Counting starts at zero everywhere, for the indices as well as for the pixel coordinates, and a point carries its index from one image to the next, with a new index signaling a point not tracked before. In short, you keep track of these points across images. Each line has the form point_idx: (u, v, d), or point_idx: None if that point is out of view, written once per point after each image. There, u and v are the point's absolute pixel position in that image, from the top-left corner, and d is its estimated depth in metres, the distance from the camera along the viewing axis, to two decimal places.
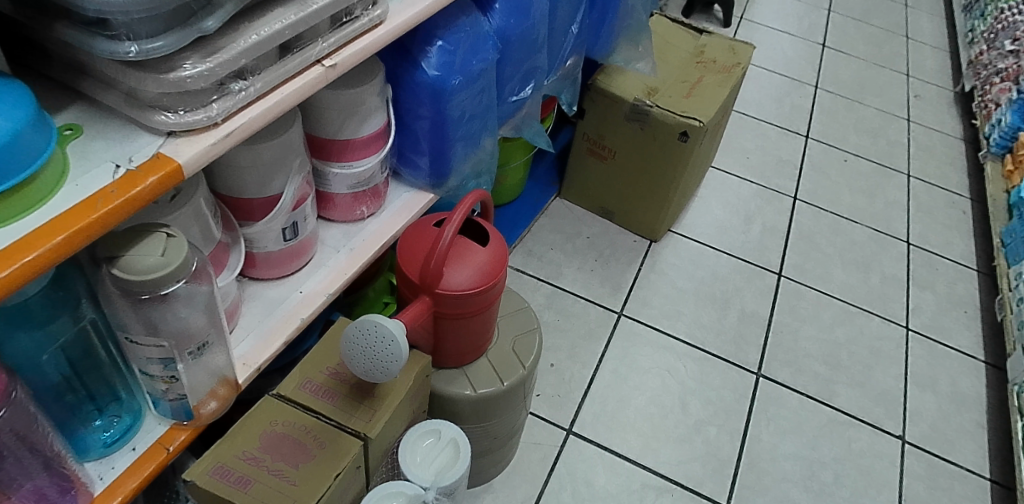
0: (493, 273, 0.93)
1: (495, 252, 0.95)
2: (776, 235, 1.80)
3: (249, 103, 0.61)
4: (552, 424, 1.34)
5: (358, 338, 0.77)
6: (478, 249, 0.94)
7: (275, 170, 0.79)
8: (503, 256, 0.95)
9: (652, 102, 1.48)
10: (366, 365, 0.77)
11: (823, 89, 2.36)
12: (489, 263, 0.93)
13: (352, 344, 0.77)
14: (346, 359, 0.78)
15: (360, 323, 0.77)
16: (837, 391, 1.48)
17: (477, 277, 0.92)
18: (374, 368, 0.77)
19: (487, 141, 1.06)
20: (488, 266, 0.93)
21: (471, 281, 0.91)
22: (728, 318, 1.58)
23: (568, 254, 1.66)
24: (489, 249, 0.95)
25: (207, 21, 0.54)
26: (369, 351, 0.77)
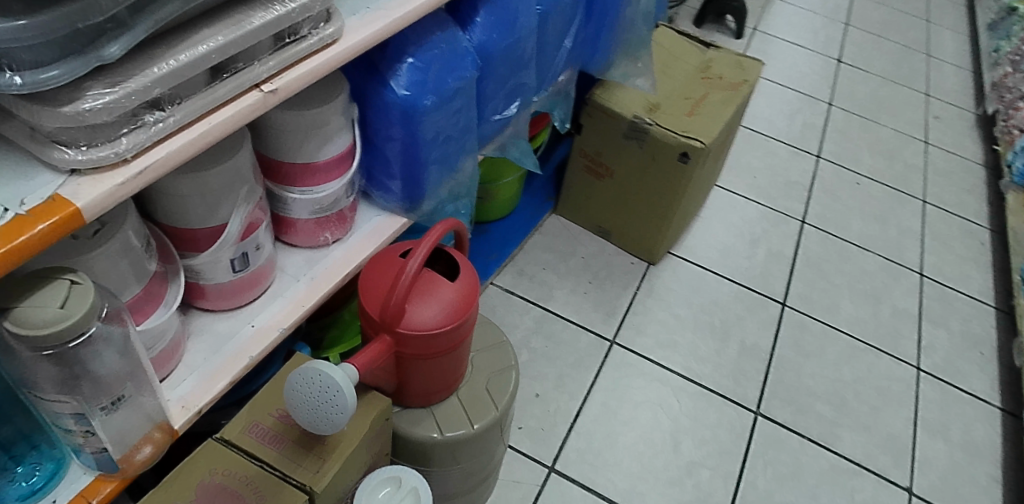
0: (463, 311, 0.85)
1: (467, 287, 0.87)
2: (782, 261, 1.72)
3: (169, 135, 0.53)
4: (533, 460, 1.27)
5: (302, 388, 0.71)
6: (447, 283, 0.86)
7: (221, 198, 0.71)
8: (475, 291, 0.88)
9: (652, 120, 1.40)
10: (312, 414, 0.71)
11: (837, 106, 2.27)
12: (458, 298, 0.86)
13: (295, 393, 0.71)
14: (290, 409, 0.72)
15: (305, 371, 0.71)
16: (840, 434, 1.40)
17: (444, 315, 0.84)
18: (318, 419, 0.71)
19: (466, 163, 0.98)
20: (457, 301, 0.85)
21: (436, 318, 0.84)
22: (728, 351, 1.50)
23: (561, 275, 1.58)
24: (459, 282, 0.87)
25: (110, 48, 0.47)
26: (313, 399, 0.71)
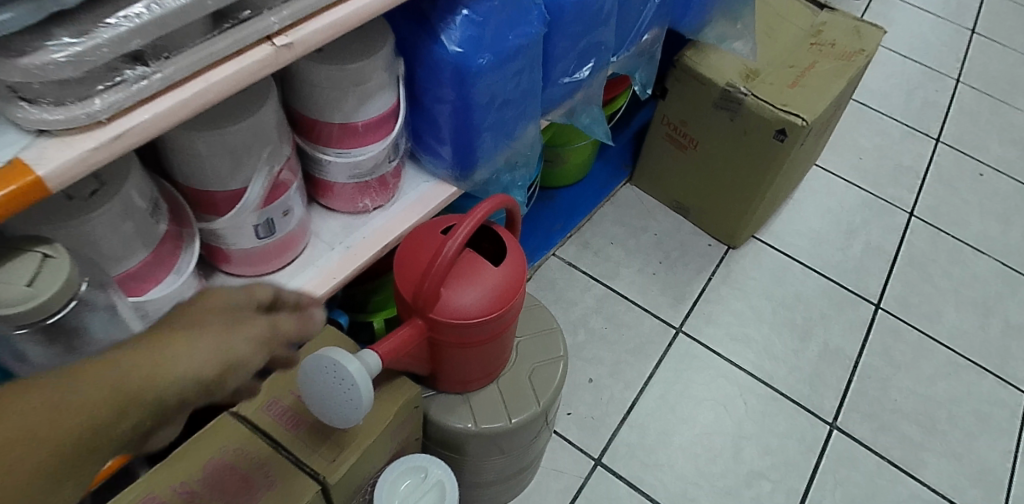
0: (506, 299, 0.76)
1: (514, 273, 0.78)
2: (881, 256, 1.57)
3: (156, 92, 0.46)
4: (579, 450, 1.20)
5: (317, 375, 0.64)
6: (491, 267, 0.77)
7: (244, 160, 0.63)
8: (522, 278, 0.79)
9: (748, 89, 1.25)
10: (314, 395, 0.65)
11: (963, 84, 2.04)
12: (502, 285, 0.76)
13: (310, 381, 0.65)
14: (305, 396, 0.66)
15: (319, 358, 0.64)
16: (925, 460, 1.29)
17: (484, 303, 0.75)
18: (331, 411, 0.65)
19: (526, 129, 0.88)
20: (502, 288, 0.76)
21: (476, 304, 0.75)
22: (807, 353, 1.38)
23: (629, 251, 1.47)
24: (505, 267, 0.78)
25: None
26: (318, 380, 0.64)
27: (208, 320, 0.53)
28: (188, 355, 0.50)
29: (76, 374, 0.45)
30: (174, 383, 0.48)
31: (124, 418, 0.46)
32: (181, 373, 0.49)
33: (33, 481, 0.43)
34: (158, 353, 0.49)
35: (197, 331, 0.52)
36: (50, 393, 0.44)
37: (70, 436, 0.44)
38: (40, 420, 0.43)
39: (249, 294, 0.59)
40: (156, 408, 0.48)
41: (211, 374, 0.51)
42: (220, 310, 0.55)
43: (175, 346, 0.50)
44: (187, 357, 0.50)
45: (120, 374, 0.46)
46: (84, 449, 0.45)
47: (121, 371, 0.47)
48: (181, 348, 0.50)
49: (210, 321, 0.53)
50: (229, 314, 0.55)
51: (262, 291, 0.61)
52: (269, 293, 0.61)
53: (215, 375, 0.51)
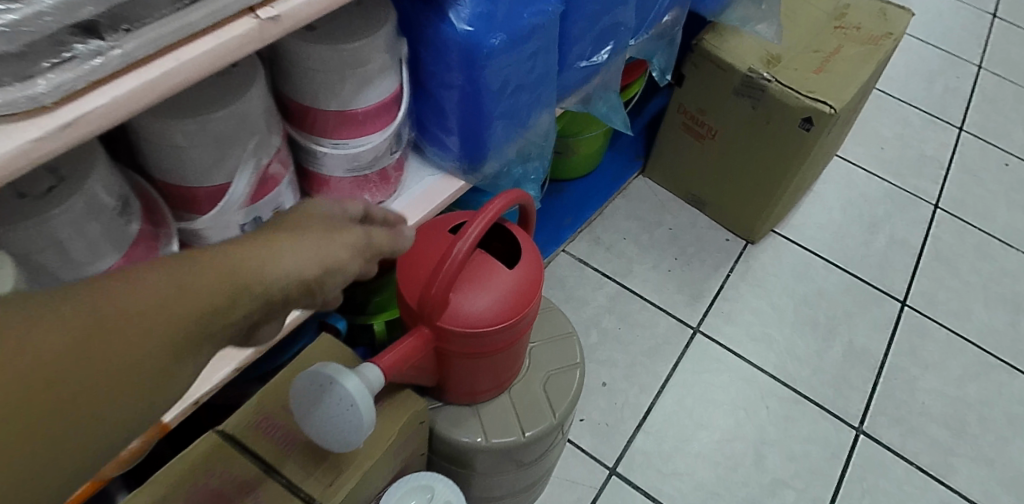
0: (520, 305, 0.69)
1: (530, 276, 0.71)
2: (905, 250, 1.50)
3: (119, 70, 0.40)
4: (593, 459, 1.14)
5: (310, 395, 0.57)
6: (505, 269, 0.70)
7: (228, 151, 0.56)
8: (538, 281, 0.72)
9: (771, 75, 1.17)
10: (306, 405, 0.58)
11: (986, 70, 1.97)
12: (517, 288, 0.69)
13: (302, 401, 0.57)
14: (297, 417, 0.58)
15: (313, 376, 0.57)
16: (957, 466, 1.23)
17: (497, 310, 0.68)
18: (329, 433, 0.58)
19: (539, 117, 0.81)
20: (516, 293, 0.69)
21: (489, 311, 0.68)
22: (831, 353, 1.31)
23: (643, 247, 1.39)
24: (520, 269, 0.71)
25: None
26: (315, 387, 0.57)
27: (305, 224, 0.49)
28: (291, 254, 0.45)
29: (184, 260, 0.41)
30: (279, 283, 0.44)
31: (233, 311, 0.42)
32: (285, 273, 0.45)
33: (146, 366, 0.38)
34: (260, 251, 0.44)
35: (297, 232, 0.47)
36: (158, 277, 0.39)
37: (180, 327, 0.39)
38: (153, 302, 0.39)
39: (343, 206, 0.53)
40: (263, 303, 0.44)
41: (313, 276, 0.46)
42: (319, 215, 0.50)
43: (277, 246, 0.45)
44: (290, 259, 0.45)
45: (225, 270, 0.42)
46: (194, 339, 0.40)
47: (230, 261, 0.42)
48: (284, 248, 0.45)
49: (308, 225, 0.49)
50: (327, 220, 0.51)
51: (355, 206, 0.55)
52: (362, 207, 0.55)
53: (315, 278, 0.47)
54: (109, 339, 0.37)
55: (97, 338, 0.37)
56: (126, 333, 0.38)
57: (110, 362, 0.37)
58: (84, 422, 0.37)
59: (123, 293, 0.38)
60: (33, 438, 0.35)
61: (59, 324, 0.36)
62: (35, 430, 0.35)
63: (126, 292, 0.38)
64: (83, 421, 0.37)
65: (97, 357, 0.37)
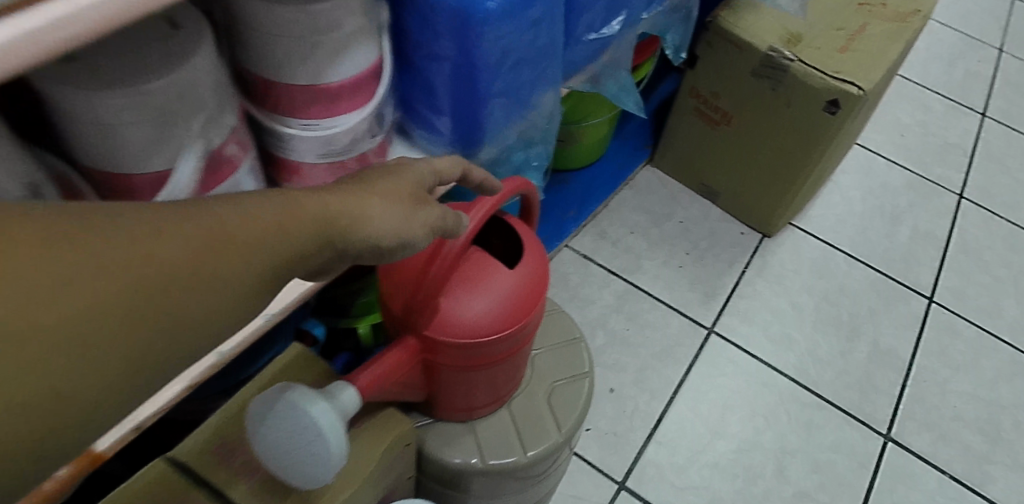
0: (523, 310, 0.60)
1: (535, 275, 0.62)
2: (931, 243, 1.41)
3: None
4: (601, 473, 1.05)
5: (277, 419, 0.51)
6: (505, 268, 0.61)
7: (170, 129, 0.47)
8: (544, 280, 0.63)
9: (794, 54, 1.07)
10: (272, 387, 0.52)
11: (1008, 53, 1.87)
12: (519, 291, 0.60)
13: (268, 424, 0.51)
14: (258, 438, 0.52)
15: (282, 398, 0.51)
16: (993, 474, 1.14)
17: (497, 316, 0.59)
18: (294, 461, 0.52)
19: (543, 97, 0.72)
20: (516, 298, 0.60)
21: (485, 319, 0.59)
22: (855, 354, 1.22)
23: (652, 242, 1.30)
24: (521, 270, 0.61)
25: None
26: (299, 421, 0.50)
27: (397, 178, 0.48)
28: (378, 207, 0.45)
29: (279, 198, 0.40)
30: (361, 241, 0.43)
31: (315, 254, 0.41)
32: (372, 227, 0.44)
33: (232, 296, 0.37)
34: (348, 207, 0.43)
35: (382, 185, 0.46)
36: (255, 208, 0.39)
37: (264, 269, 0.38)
38: (249, 235, 0.38)
39: (435, 168, 0.53)
40: (340, 253, 0.43)
41: (399, 234, 0.46)
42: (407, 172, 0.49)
43: (366, 200, 0.44)
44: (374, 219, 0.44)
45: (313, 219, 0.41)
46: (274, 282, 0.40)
47: (319, 204, 0.42)
48: (370, 207, 0.44)
49: (394, 186, 0.47)
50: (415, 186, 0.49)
51: (450, 170, 0.55)
52: (454, 172, 0.55)
53: (401, 236, 0.46)
54: (207, 263, 0.36)
55: (196, 259, 0.35)
56: (221, 258, 0.36)
57: (201, 287, 0.36)
58: (167, 345, 0.35)
59: (222, 220, 0.37)
60: (117, 354, 0.33)
61: (162, 241, 0.35)
62: (121, 345, 0.33)
63: (223, 218, 0.37)
64: (166, 342, 0.35)
65: (192, 279, 0.35)
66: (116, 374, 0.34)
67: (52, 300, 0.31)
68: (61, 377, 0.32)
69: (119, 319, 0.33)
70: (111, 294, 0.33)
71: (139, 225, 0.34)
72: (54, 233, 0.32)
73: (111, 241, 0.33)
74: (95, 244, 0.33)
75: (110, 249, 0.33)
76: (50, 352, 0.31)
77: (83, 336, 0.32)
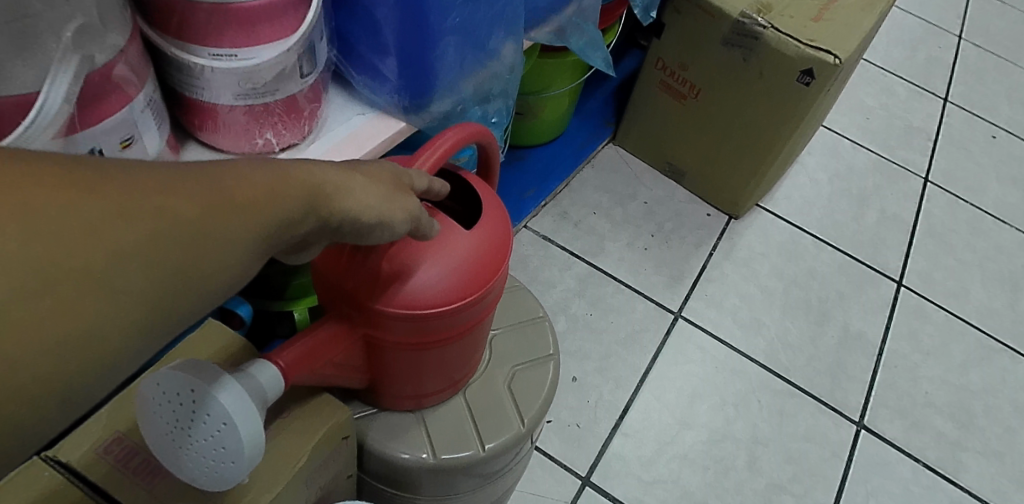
0: (483, 278, 0.52)
1: (496, 239, 0.54)
2: (898, 226, 1.37)
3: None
4: (563, 467, 0.97)
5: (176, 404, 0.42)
6: (462, 230, 0.52)
7: (31, 38, 0.37)
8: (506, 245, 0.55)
9: (767, 20, 1.01)
10: (203, 391, 0.41)
11: (967, 41, 1.87)
12: (477, 256, 0.52)
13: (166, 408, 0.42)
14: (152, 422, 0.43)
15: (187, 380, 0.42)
16: (965, 462, 1.10)
17: (452, 287, 0.51)
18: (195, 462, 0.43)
19: (503, 42, 0.64)
20: (475, 263, 0.52)
21: (439, 289, 0.50)
22: (825, 339, 1.17)
23: (616, 223, 1.23)
24: (480, 231, 0.53)
25: None
26: (219, 452, 0.42)
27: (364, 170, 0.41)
28: (365, 180, 0.40)
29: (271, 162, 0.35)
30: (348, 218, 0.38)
31: (308, 222, 0.36)
32: (362, 199, 0.39)
33: (223, 261, 0.32)
34: (335, 181, 0.38)
35: (366, 168, 0.41)
36: (249, 173, 0.33)
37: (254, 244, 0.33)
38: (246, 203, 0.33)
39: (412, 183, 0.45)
40: (333, 224, 0.38)
41: (385, 213, 0.40)
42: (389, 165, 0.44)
43: (350, 176, 0.39)
44: (360, 196, 0.39)
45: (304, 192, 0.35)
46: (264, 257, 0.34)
47: (306, 171, 0.36)
48: (356, 185, 0.39)
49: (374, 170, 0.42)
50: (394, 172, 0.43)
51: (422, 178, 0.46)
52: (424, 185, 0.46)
53: (382, 218, 0.40)
54: (203, 231, 0.31)
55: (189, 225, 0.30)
56: (208, 211, 0.31)
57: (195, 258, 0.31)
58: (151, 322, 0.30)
59: (207, 173, 0.32)
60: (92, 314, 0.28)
61: (141, 186, 0.30)
62: (96, 306, 0.28)
63: (209, 172, 0.32)
64: (151, 306, 0.30)
65: (179, 234, 0.30)
66: (90, 341, 0.28)
67: (14, 244, 0.26)
68: (25, 337, 0.26)
69: (97, 272, 0.28)
70: (83, 239, 0.27)
71: (115, 169, 0.30)
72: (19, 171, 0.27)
73: (85, 183, 0.28)
74: (68, 185, 0.28)
75: (83, 192, 0.28)
76: (9, 308, 0.26)
77: (47, 290, 0.27)
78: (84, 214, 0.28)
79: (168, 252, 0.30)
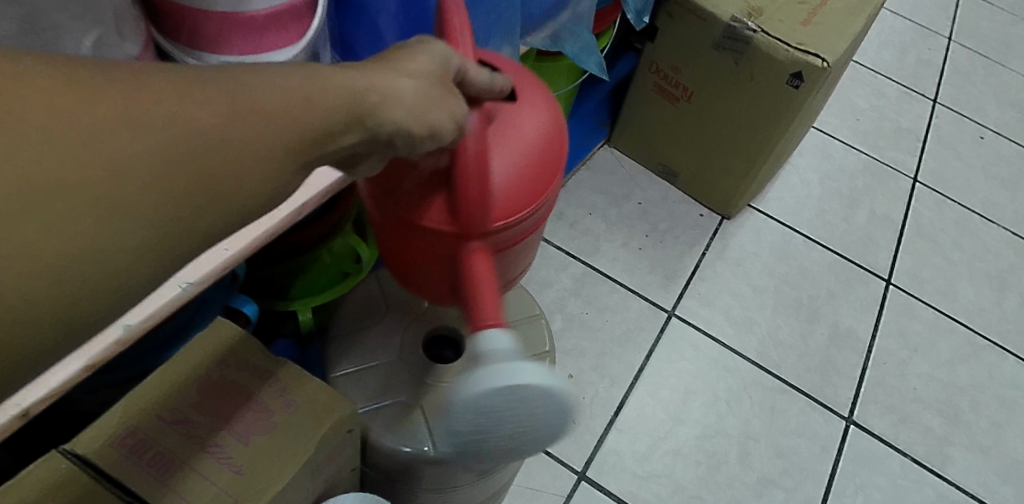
0: (551, 149, 0.55)
1: (547, 112, 0.55)
2: (888, 226, 1.40)
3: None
4: (559, 462, 0.99)
5: (500, 405, 0.46)
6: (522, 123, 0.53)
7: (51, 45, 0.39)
8: (558, 118, 0.56)
9: (757, 25, 1.03)
10: (529, 389, 0.46)
11: (957, 43, 1.90)
12: (541, 135, 0.54)
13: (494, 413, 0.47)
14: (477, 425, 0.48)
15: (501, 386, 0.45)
16: (952, 456, 1.13)
17: (533, 169, 0.53)
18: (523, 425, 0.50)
19: (499, 47, 0.67)
20: (541, 138, 0.54)
21: (528, 174, 0.52)
22: (816, 336, 1.20)
23: (611, 224, 1.25)
24: (531, 115, 0.54)
25: None
26: (513, 414, 0.47)
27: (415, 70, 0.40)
28: (403, 85, 0.38)
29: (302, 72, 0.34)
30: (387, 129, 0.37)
31: (341, 133, 0.35)
32: (402, 110, 0.38)
33: (244, 183, 0.31)
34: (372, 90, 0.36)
35: (402, 64, 0.39)
36: (273, 84, 0.33)
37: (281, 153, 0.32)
38: (270, 116, 0.32)
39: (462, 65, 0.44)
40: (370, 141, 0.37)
41: (430, 123, 0.39)
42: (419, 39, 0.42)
43: (389, 83, 0.38)
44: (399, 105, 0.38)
45: (334, 101, 0.34)
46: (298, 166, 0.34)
47: (339, 80, 0.35)
48: (396, 94, 0.38)
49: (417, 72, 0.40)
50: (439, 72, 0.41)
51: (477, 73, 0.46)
52: (480, 80, 0.46)
53: (428, 130, 0.39)
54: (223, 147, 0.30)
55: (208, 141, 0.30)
56: (225, 133, 0.30)
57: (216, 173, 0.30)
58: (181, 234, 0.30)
59: (223, 89, 0.31)
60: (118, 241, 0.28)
61: (153, 96, 0.29)
62: (118, 223, 0.28)
63: (224, 89, 0.31)
64: (178, 231, 0.30)
65: (197, 149, 0.30)
66: (117, 269, 0.28)
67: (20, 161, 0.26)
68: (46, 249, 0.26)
69: (112, 184, 0.27)
70: (96, 167, 0.27)
71: (120, 88, 0.28)
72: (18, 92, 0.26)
73: (89, 104, 0.27)
74: (71, 108, 0.27)
75: (89, 117, 0.27)
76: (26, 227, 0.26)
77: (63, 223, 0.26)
78: (92, 142, 0.27)
79: (186, 166, 0.29)
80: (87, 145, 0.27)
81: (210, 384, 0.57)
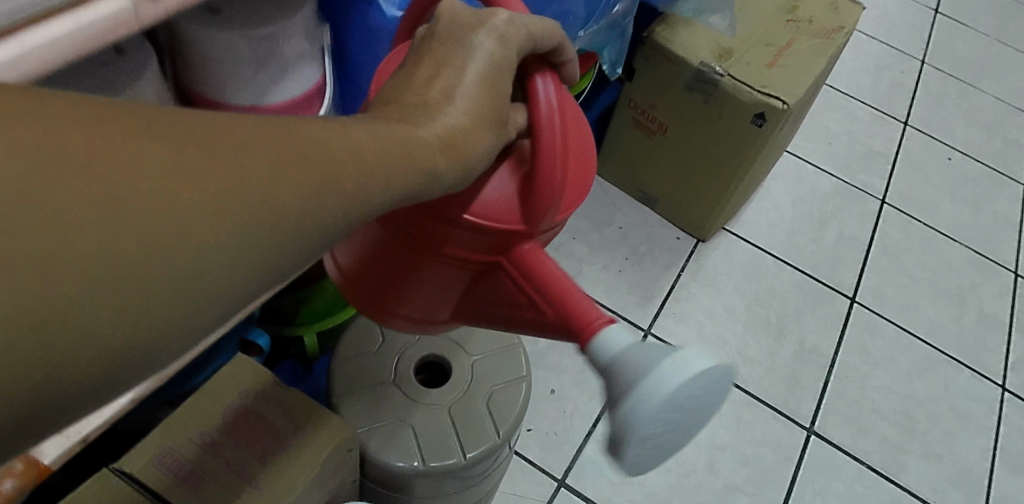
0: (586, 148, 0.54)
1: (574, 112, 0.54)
2: (854, 247, 1.49)
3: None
4: (541, 471, 1.09)
5: (698, 393, 0.41)
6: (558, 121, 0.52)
7: None
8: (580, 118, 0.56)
9: (724, 69, 1.13)
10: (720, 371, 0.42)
11: (931, 65, 1.99)
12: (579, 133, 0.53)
13: (689, 402, 0.41)
14: (666, 426, 0.41)
15: (709, 372, 0.41)
16: (907, 464, 1.22)
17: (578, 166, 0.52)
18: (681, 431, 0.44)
19: None
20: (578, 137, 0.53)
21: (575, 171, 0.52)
22: (782, 353, 1.29)
23: (593, 248, 1.35)
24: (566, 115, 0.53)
25: None
26: (678, 424, 0.42)
27: (472, 67, 0.43)
28: (443, 114, 0.41)
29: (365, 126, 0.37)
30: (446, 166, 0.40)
31: (405, 179, 0.37)
32: (458, 146, 0.41)
33: (315, 230, 0.33)
34: (427, 133, 0.39)
35: (462, 94, 0.42)
36: (342, 132, 0.35)
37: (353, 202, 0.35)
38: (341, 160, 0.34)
39: (531, 31, 0.45)
40: (418, 167, 0.38)
41: (466, 142, 0.41)
42: (455, 36, 0.44)
43: (455, 119, 0.41)
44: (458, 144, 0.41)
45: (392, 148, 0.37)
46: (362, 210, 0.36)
47: (402, 132, 0.38)
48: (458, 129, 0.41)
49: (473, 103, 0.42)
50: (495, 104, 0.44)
51: (544, 35, 0.46)
52: (551, 44, 0.46)
53: (473, 157, 0.42)
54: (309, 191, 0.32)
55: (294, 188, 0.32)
56: (282, 157, 0.32)
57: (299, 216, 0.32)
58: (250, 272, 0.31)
59: (291, 131, 0.33)
60: (180, 256, 0.28)
61: (249, 143, 0.31)
62: (210, 260, 0.29)
63: (276, 122, 0.33)
64: (235, 256, 0.30)
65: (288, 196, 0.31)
66: (176, 288, 0.28)
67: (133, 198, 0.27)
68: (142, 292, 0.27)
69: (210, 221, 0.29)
70: (166, 179, 0.28)
71: (185, 117, 0.30)
72: (95, 117, 0.28)
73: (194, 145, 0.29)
74: (139, 132, 0.28)
75: (160, 138, 0.28)
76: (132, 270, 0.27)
77: (132, 234, 0.27)
78: (166, 156, 0.28)
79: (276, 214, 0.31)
80: (159, 158, 0.28)
81: (236, 415, 0.68)
